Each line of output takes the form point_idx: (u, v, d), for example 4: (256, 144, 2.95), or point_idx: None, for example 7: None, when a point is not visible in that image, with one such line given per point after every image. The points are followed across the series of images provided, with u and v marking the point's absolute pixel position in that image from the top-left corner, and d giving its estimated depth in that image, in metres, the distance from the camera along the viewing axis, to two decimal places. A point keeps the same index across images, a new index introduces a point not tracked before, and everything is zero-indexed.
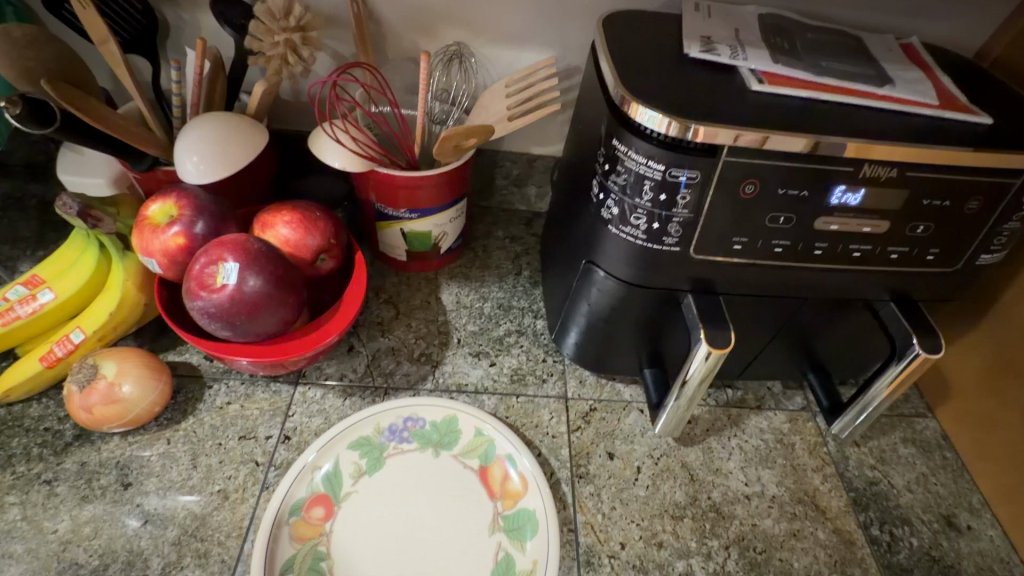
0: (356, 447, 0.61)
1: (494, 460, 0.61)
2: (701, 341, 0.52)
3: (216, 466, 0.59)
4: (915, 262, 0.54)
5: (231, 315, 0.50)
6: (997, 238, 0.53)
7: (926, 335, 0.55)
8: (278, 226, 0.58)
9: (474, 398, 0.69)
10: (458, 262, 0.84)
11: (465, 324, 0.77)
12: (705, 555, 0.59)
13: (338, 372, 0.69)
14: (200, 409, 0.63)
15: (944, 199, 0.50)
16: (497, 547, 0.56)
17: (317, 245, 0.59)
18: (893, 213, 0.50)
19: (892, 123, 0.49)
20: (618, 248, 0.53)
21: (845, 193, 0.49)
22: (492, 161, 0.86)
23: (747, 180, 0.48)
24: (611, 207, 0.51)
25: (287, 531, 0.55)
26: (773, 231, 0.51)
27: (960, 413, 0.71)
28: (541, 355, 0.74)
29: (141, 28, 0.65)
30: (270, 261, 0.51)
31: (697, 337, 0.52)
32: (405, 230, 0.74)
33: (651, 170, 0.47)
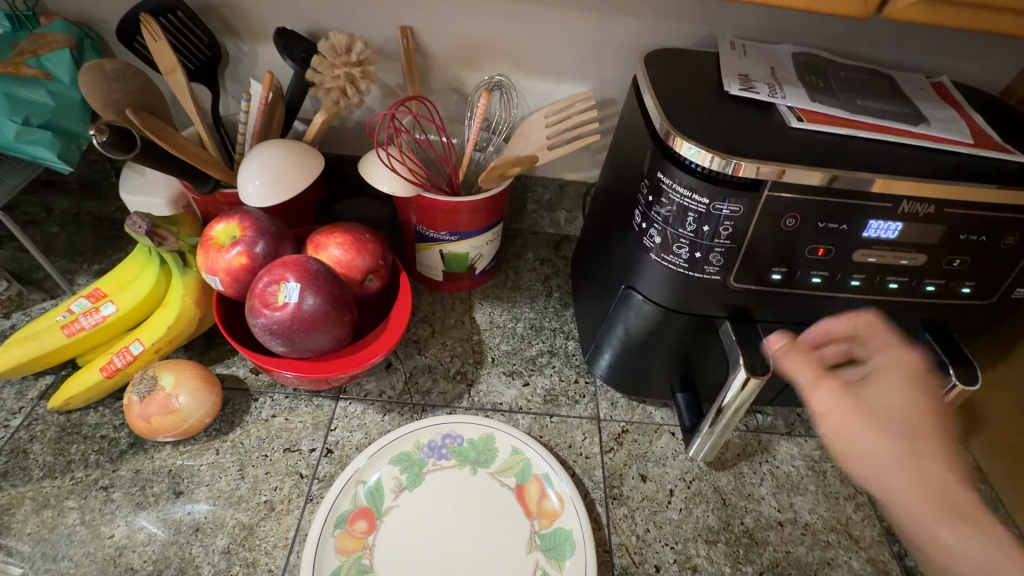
0: (397, 462, 0.62)
1: (531, 479, 0.63)
2: (741, 367, 0.52)
3: (263, 476, 0.61)
4: (951, 295, 0.55)
5: (290, 332, 0.53)
6: None
7: (964, 368, 0.53)
8: (331, 247, 0.61)
9: (509, 417, 0.71)
10: (491, 283, 0.86)
11: (498, 343, 0.79)
12: None
13: (377, 388, 0.71)
14: (246, 421, 0.66)
15: (981, 234, 0.51)
16: (535, 565, 0.57)
17: (367, 266, 0.62)
18: (930, 247, 0.52)
19: (929, 161, 0.51)
20: (658, 275, 0.55)
21: (883, 227, 0.50)
22: (526, 185, 0.89)
23: (788, 214, 0.49)
24: (654, 236, 0.53)
25: (332, 543, 0.56)
26: (811, 262, 0.52)
27: (993, 445, 0.71)
28: (573, 376, 0.76)
29: (206, 59, 0.69)
30: (328, 282, 0.54)
31: (737, 364, 0.53)
32: (443, 251, 0.77)
33: (695, 203, 0.49)
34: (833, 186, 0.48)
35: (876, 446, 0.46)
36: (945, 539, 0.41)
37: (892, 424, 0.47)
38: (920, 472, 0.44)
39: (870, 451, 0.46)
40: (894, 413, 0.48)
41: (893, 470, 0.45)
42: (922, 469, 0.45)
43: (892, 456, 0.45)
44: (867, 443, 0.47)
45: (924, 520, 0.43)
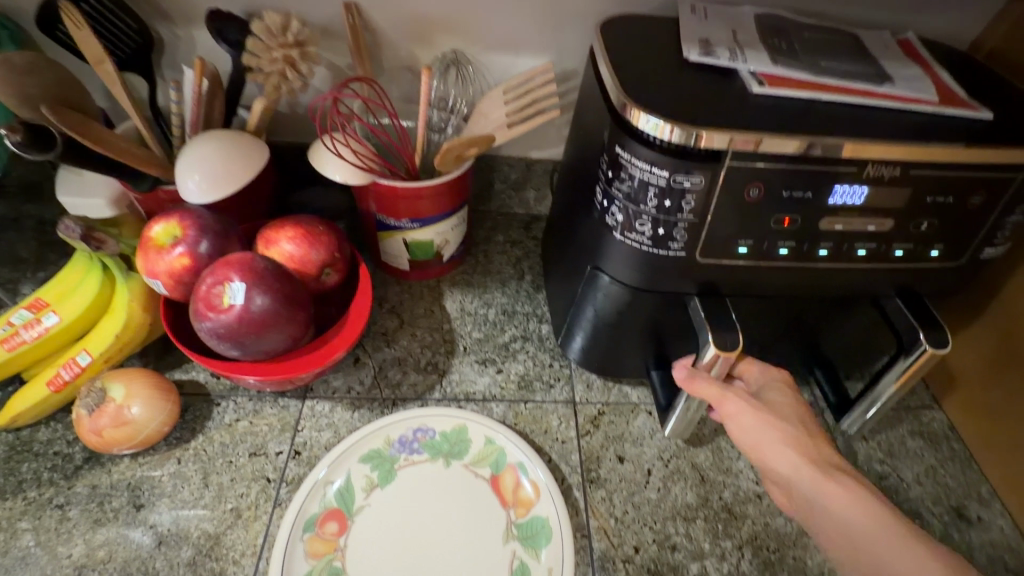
0: (367, 460, 0.61)
1: (506, 468, 0.62)
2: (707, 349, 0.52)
3: (228, 483, 0.59)
4: (920, 259, 0.54)
5: (239, 335, 0.50)
6: (1000, 232, 0.53)
7: (932, 329, 0.55)
8: (282, 242, 0.58)
9: (483, 406, 0.69)
10: (460, 269, 0.84)
11: (470, 331, 0.77)
12: (719, 556, 0.60)
13: (345, 385, 0.69)
14: (209, 427, 0.63)
15: (948, 195, 0.50)
16: (512, 555, 0.56)
17: (321, 259, 0.59)
18: (898, 211, 0.50)
19: (894, 121, 0.49)
20: (623, 255, 0.53)
21: (849, 192, 0.49)
22: (491, 166, 0.86)
23: (751, 184, 0.47)
24: (616, 213, 0.51)
25: (302, 547, 0.55)
26: (778, 233, 0.50)
27: (967, 404, 0.71)
28: (547, 360, 0.74)
29: (136, 47, 0.64)
30: (276, 279, 0.51)
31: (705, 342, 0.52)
32: (406, 239, 0.74)
33: (655, 176, 0.47)
34: (795, 154, 0.46)
35: (779, 437, 0.49)
36: (836, 509, 0.45)
37: (785, 417, 0.51)
38: (812, 456, 0.48)
39: (765, 442, 0.50)
40: (786, 407, 0.52)
41: (779, 459, 0.49)
42: (818, 456, 0.48)
43: (766, 431, 0.50)
44: (769, 436, 0.50)
45: (816, 493, 0.46)
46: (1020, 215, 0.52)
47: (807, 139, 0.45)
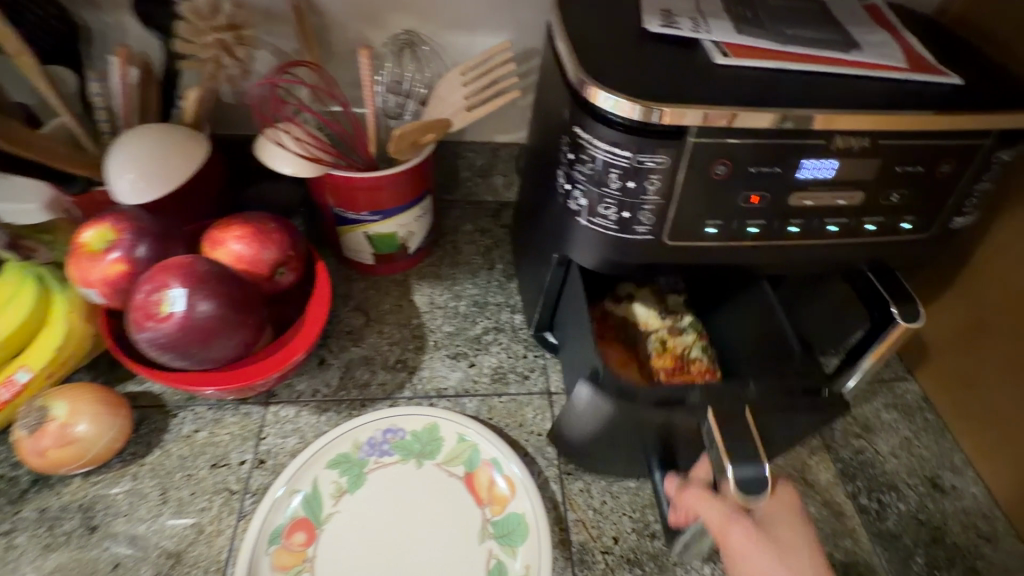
0: (335, 465, 0.58)
1: (480, 466, 0.60)
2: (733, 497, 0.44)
3: (188, 498, 0.56)
4: (890, 231, 0.53)
5: (183, 345, 0.47)
6: (970, 201, 0.52)
7: (904, 303, 0.54)
8: (229, 242, 0.54)
9: (455, 402, 0.67)
10: (428, 261, 0.81)
11: (440, 325, 0.74)
12: None
13: (311, 388, 0.66)
14: (165, 440, 0.60)
15: (917, 165, 0.48)
16: (488, 555, 0.55)
17: (273, 258, 0.55)
18: (867, 183, 0.49)
19: (861, 90, 0.47)
20: (589, 241, 0.51)
21: (817, 166, 0.47)
22: (455, 152, 0.83)
23: (717, 160, 0.45)
24: (579, 198, 0.48)
25: (268, 560, 0.52)
26: (746, 212, 0.49)
27: (939, 375, 0.71)
28: (520, 351, 0.72)
29: (59, 36, 0.60)
30: (222, 283, 0.48)
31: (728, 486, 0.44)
32: (369, 233, 0.71)
33: (617, 157, 0.45)
34: (761, 128, 0.44)
35: None
36: None
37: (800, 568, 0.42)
38: None
39: None
40: (796, 554, 0.43)
41: None
42: None
43: None
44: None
45: None
46: (989, 183, 0.51)
47: (775, 112, 0.43)
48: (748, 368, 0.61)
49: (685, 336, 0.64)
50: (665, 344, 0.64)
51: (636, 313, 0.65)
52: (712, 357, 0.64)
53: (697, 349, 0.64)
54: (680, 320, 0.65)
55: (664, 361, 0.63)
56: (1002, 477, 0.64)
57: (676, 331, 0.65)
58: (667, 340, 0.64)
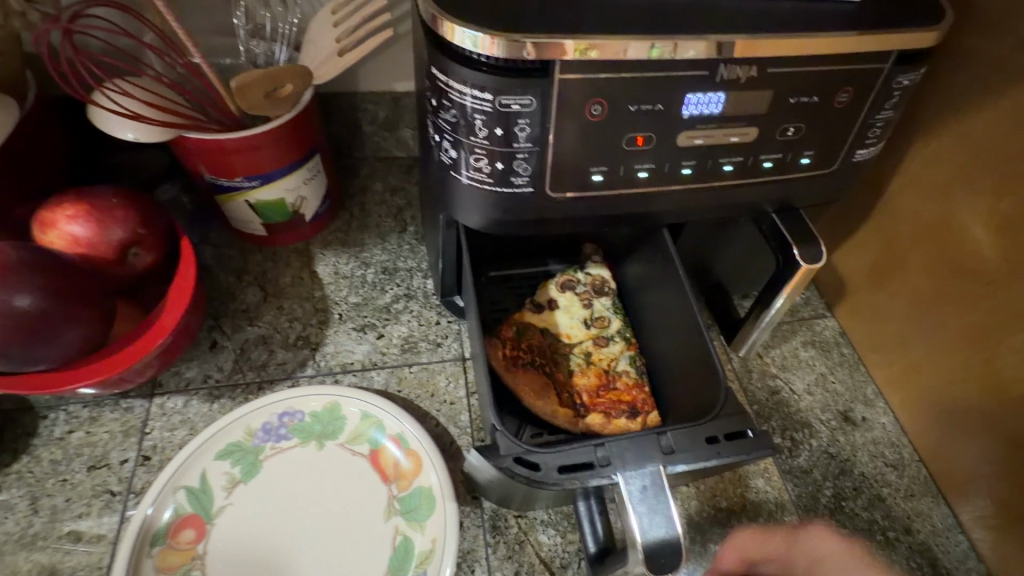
0: (226, 455, 0.55)
1: (385, 443, 0.57)
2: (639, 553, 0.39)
3: (63, 505, 0.52)
4: (791, 169, 0.50)
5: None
6: (872, 131, 0.49)
7: (805, 243, 0.53)
8: (60, 223, 0.48)
9: (362, 376, 0.64)
10: (333, 227, 0.75)
11: (346, 296, 0.69)
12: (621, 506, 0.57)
13: (201, 374, 0.61)
14: (34, 445, 0.55)
15: (811, 95, 0.45)
16: (394, 532, 0.53)
17: (118, 239, 0.49)
18: (760, 118, 0.45)
19: (752, 10, 0.42)
20: (468, 198, 0.46)
21: (704, 101, 0.43)
22: (351, 105, 0.75)
23: (592, 100, 0.41)
24: (448, 149, 0.43)
25: (151, 562, 0.49)
26: (633, 155, 0.45)
27: (855, 310, 0.71)
28: (433, 318, 0.68)
29: None
30: (37, 274, 0.42)
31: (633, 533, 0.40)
32: (252, 201, 0.64)
33: (479, 101, 0.39)
34: (637, 60, 0.39)
35: None
36: None
37: None
38: None
39: None
40: None
41: None
42: None
43: None
44: None
45: None
46: (889, 111, 0.48)
47: (648, 41, 0.38)
48: (672, 374, 0.55)
49: (609, 345, 0.58)
50: (589, 358, 0.58)
51: (558, 324, 0.59)
52: (641, 371, 0.57)
53: (624, 362, 0.57)
54: (605, 328, 0.59)
55: (589, 378, 0.56)
56: (909, 407, 0.65)
57: (602, 341, 0.58)
58: (587, 349, 0.58)
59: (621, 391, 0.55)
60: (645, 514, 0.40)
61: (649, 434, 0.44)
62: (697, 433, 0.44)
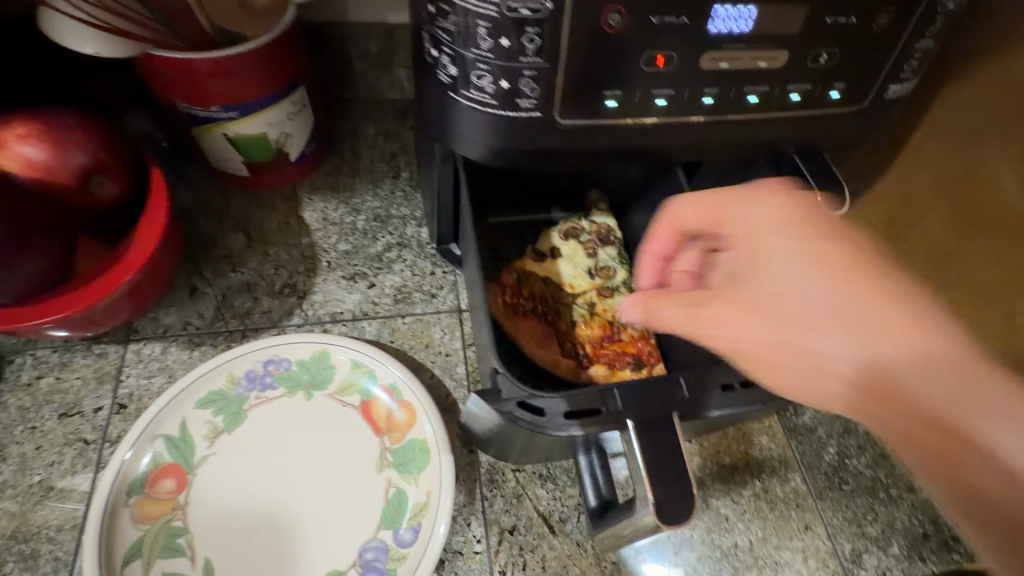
0: (208, 404, 0.51)
1: (376, 393, 0.54)
2: (650, 505, 0.36)
3: (33, 453, 0.49)
4: (819, 103, 0.46)
5: None
6: (908, 63, 0.45)
7: (829, 187, 0.49)
8: (10, 143, 0.43)
9: (353, 326, 0.60)
10: (321, 170, 0.70)
11: (335, 244, 0.65)
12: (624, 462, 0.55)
13: (180, 321, 0.57)
14: (1, 390, 0.51)
15: (849, 15, 0.41)
16: (386, 484, 0.50)
17: (76, 164, 0.44)
18: (791, 39, 0.41)
19: None
20: (469, 123, 0.41)
21: (733, 16, 0.38)
22: (341, 37, 0.69)
23: (611, 8, 0.36)
24: (447, 65, 0.39)
25: (128, 513, 0.46)
26: (651, 78, 0.40)
27: None
28: (427, 267, 0.64)
29: None
30: None
31: (643, 482, 0.36)
32: (231, 135, 0.59)
33: (483, 4, 0.35)
34: None
35: None
36: None
37: None
38: None
39: None
40: None
41: None
42: None
43: None
44: None
45: None
46: (930, 40, 0.44)
47: None
48: None
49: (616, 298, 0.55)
50: (593, 309, 0.55)
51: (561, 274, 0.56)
52: None
53: None
54: (611, 279, 0.56)
55: (593, 330, 0.53)
56: None
57: (606, 292, 0.55)
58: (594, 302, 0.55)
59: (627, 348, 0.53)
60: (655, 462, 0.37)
61: (661, 381, 0.41)
62: (711, 379, 0.42)
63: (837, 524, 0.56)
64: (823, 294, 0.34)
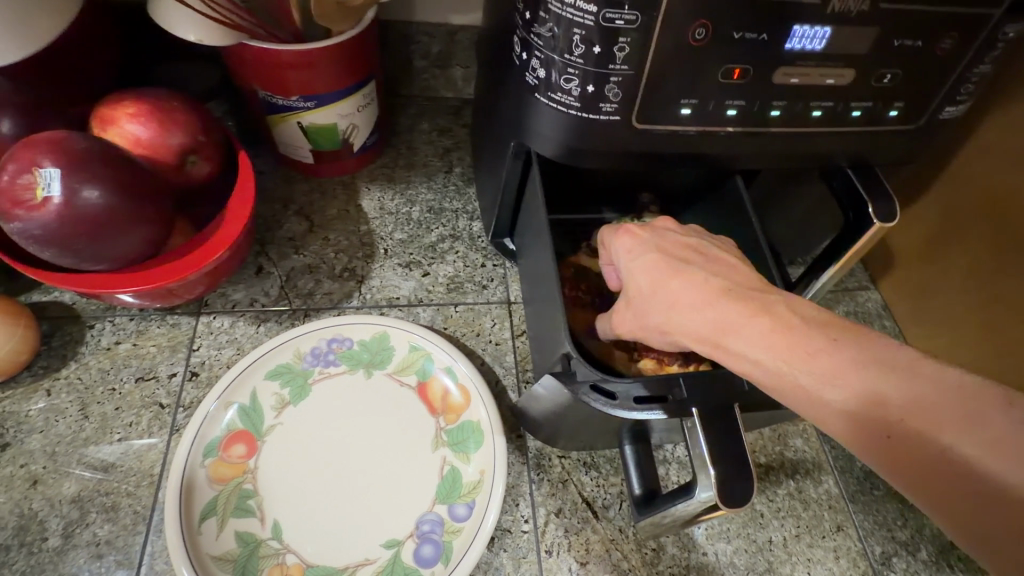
0: (275, 376, 0.54)
1: (433, 376, 0.56)
2: (711, 484, 0.39)
3: (113, 413, 0.52)
4: (878, 120, 0.48)
5: (65, 238, 0.40)
6: (965, 87, 0.47)
7: (882, 202, 0.51)
8: (123, 121, 0.46)
9: (408, 312, 0.63)
10: (379, 162, 0.72)
11: (391, 232, 0.67)
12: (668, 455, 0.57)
13: (247, 297, 0.60)
14: (82, 352, 0.54)
15: (916, 38, 0.43)
16: (442, 462, 0.52)
17: (180, 143, 0.47)
18: (859, 59, 0.43)
19: None
20: (549, 123, 0.44)
21: (809, 35, 0.41)
22: (404, 35, 0.72)
23: (697, 22, 0.39)
24: (537, 68, 0.42)
25: (204, 473, 0.49)
26: (725, 89, 0.43)
27: (902, 283, 0.69)
28: (479, 260, 0.67)
29: None
30: (106, 165, 0.41)
31: (704, 460, 0.40)
32: (304, 124, 0.61)
33: (581, 13, 0.37)
34: None
35: None
36: None
37: None
38: None
39: None
40: None
41: None
42: None
43: None
44: None
45: None
46: (989, 65, 0.46)
47: None
48: None
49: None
50: None
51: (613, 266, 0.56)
52: None
53: None
54: None
55: None
56: None
57: None
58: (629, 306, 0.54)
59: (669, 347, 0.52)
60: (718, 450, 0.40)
61: (722, 376, 0.43)
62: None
63: (868, 527, 0.57)
64: (648, 281, 0.44)
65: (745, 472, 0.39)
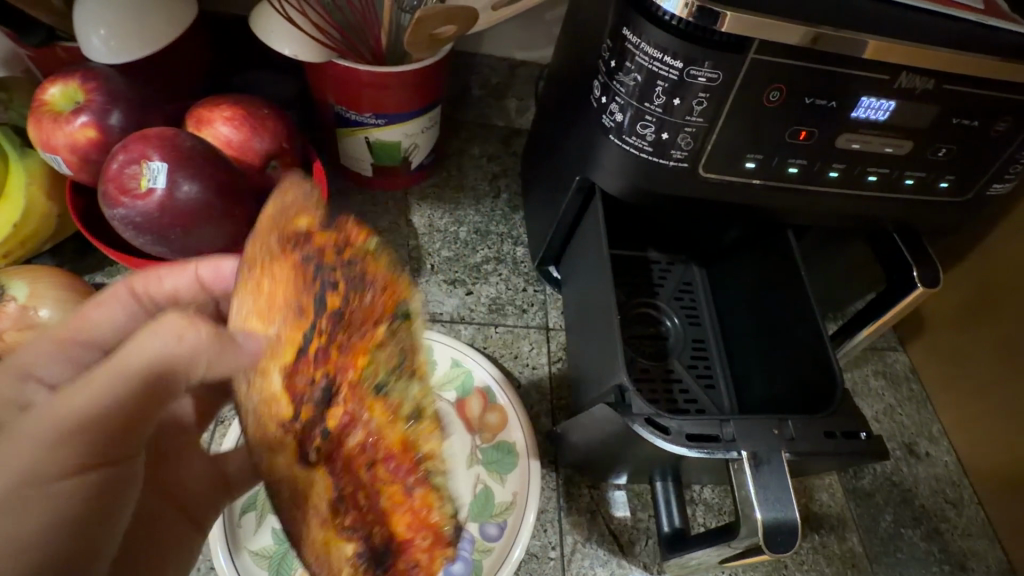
0: None
1: (472, 392, 0.57)
2: (755, 531, 0.40)
3: None
4: (928, 191, 0.50)
5: (163, 229, 0.43)
6: (1013, 167, 0.49)
7: (926, 266, 0.52)
8: (217, 123, 0.49)
9: (450, 328, 0.64)
10: (430, 180, 0.75)
11: (438, 250, 0.69)
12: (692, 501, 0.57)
13: None
14: None
15: (973, 118, 0.45)
16: (474, 480, 0.53)
17: (265, 148, 0.50)
18: (918, 132, 0.46)
19: (943, 28, 0.42)
20: (617, 164, 0.46)
21: (874, 106, 0.43)
22: (469, 65, 0.76)
23: (772, 86, 0.42)
24: (615, 112, 0.44)
25: None
26: (790, 148, 0.45)
27: (931, 346, 0.69)
28: (520, 284, 0.68)
29: None
30: (206, 163, 0.43)
31: (749, 503, 0.41)
32: (370, 139, 0.64)
33: (667, 68, 0.40)
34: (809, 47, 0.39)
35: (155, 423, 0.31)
36: None
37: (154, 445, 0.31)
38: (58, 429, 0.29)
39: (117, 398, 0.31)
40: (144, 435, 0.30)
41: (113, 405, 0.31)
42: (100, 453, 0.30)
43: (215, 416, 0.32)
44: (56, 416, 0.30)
45: None
46: None
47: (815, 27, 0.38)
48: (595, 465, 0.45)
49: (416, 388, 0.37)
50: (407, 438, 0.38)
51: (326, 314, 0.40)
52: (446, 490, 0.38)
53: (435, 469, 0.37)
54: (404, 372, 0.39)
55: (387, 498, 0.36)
56: (976, 447, 0.63)
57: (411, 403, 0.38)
58: (343, 374, 0.36)
59: (394, 483, 0.36)
60: (762, 494, 0.41)
61: (770, 419, 0.44)
62: (817, 427, 0.45)
63: None
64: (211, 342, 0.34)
65: (790, 521, 0.40)
